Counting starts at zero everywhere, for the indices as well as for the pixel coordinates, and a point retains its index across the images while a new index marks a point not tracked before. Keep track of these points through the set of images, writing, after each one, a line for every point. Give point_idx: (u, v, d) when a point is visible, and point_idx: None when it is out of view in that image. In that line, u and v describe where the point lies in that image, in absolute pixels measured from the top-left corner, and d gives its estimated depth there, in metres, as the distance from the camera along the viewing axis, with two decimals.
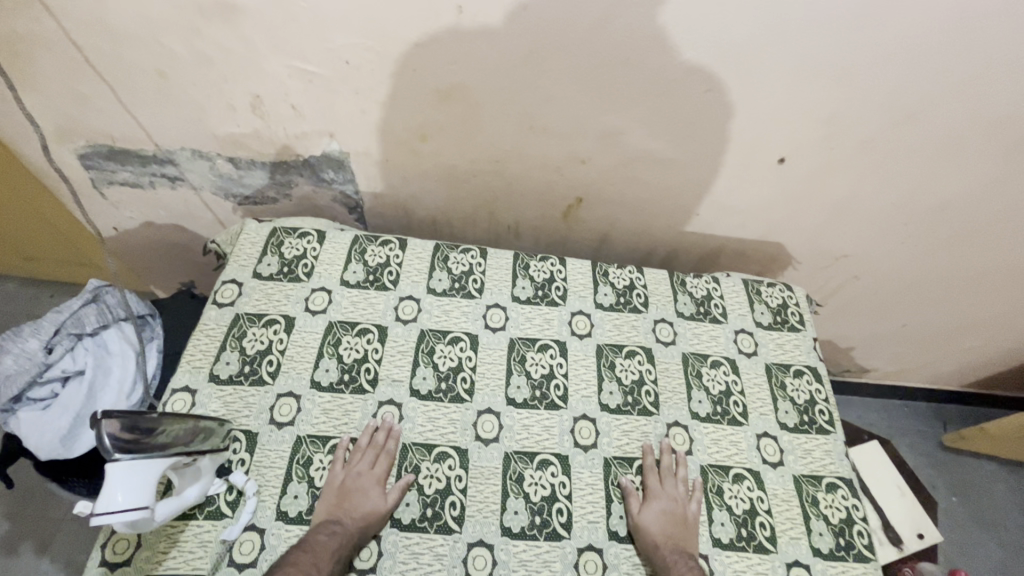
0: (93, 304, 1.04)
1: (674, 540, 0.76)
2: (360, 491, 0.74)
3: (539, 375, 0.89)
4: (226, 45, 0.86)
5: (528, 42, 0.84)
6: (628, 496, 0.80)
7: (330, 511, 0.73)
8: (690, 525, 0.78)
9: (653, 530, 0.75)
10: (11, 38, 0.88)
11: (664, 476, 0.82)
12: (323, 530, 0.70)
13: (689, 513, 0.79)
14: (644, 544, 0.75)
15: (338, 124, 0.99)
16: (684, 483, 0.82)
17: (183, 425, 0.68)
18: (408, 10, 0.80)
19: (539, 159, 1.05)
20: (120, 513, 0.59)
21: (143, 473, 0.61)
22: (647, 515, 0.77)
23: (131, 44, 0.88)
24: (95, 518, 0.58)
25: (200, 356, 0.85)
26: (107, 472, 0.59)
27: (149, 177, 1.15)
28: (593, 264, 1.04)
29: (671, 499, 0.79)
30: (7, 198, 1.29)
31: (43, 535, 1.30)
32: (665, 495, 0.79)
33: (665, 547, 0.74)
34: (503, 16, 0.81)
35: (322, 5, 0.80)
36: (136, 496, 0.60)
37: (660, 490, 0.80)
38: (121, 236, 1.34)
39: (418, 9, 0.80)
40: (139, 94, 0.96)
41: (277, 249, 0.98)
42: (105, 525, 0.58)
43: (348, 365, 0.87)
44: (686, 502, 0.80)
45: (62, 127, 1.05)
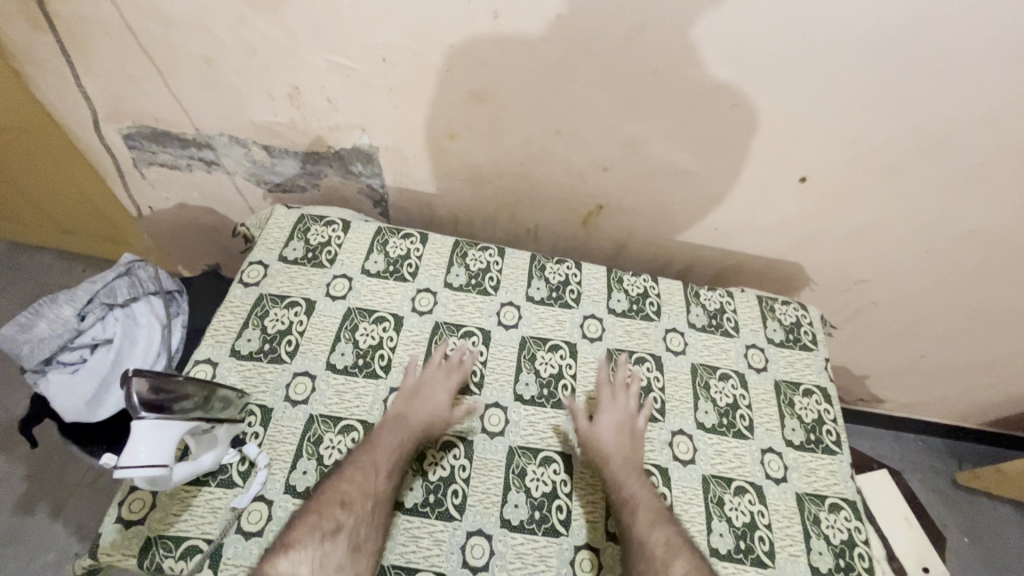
0: (126, 278, 1.10)
1: (625, 448, 0.83)
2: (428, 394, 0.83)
3: (548, 373, 0.91)
4: (272, 36, 0.90)
5: (560, 48, 0.87)
6: (577, 416, 0.86)
7: (402, 406, 0.82)
8: (637, 435, 0.85)
9: (606, 440, 0.82)
10: (73, 19, 0.93)
11: (617, 391, 0.89)
12: (386, 428, 0.79)
13: (637, 423, 0.86)
14: (596, 456, 0.81)
15: (371, 119, 1.03)
16: (635, 397, 0.89)
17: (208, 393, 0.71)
18: (448, 11, 0.83)
19: (561, 165, 1.07)
20: (143, 469, 0.62)
21: (166, 433, 0.64)
22: (596, 427, 0.84)
23: (182, 32, 0.92)
24: (119, 470, 0.61)
25: (224, 331, 0.89)
26: (133, 429, 0.62)
27: (187, 160, 1.21)
28: (609, 270, 1.05)
29: (622, 411, 0.86)
30: (56, 169, 1.36)
31: (58, 496, 1.36)
32: (616, 408, 0.86)
33: (616, 459, 0.81)
34: (539, 23, 0.83)
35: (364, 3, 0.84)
36: (158, 454, 0.63)
37: (610, 405, 0.86)
38: (156, 214, 1.40)
39: (457, 11, 0.83)
40: (185, 80, 1.01)
41: (303, 235, 1.01)
42: (127, 478, 0.61)
43: (363, 351, 0.89)
44: (636, 415, 0.87)
45: (111, 106, 1.11)
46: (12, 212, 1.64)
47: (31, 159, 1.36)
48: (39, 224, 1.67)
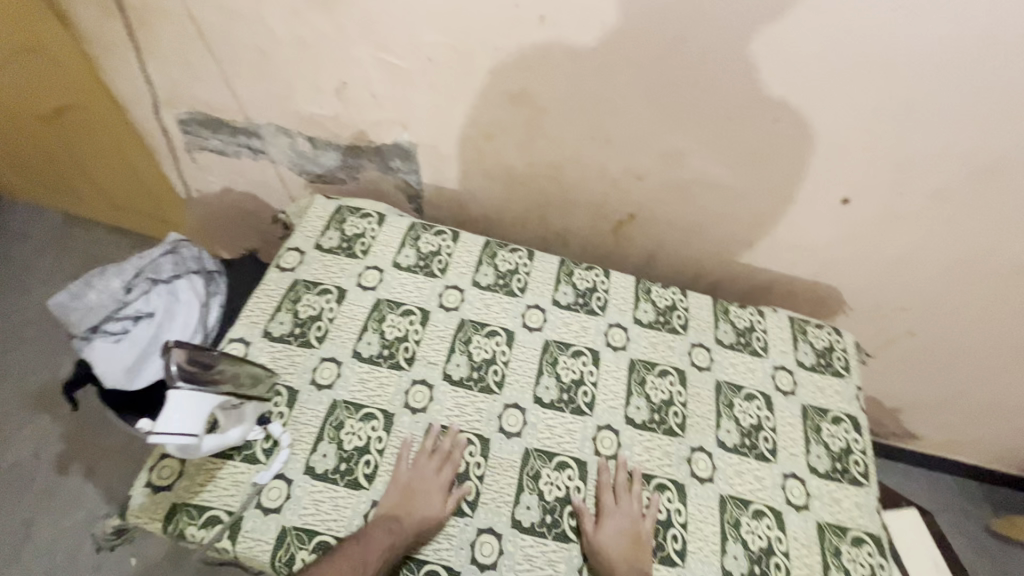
0: (171, 255, 1.16)
1: (629, 559, 0.75)
2: (420, 491, 0.76)
3: (568, 379, 0.91)
4: (323, 31, 0.94)
5: (603, 55, 0.87)
6: (582, 516, 0.78)
7: (392, 506, 0.75)
8: (643, 540, 0.77)
9: (610, 550, 0.74)
10: (142, 8, 0.99)
11: (619, 492, 0.81)
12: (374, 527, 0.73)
13: (643, 527, 0.78)
14: (600, 564, 0.74)
15: (412, 116, 1.05)
16: (639, 499, 0.81)
17: (238, 368, 0.75)
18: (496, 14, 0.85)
19: (596, 172, 1.07)
20: (176, 436, 0.65)
21: (199, 404, 0.67)
22: (602, 536, 0.75)
23: (240, 24, 0.96)
24: (154, 435, 0.64)
25: (259, 312, 0.92)
26: (170, 397, 0.65)
27: (235, 147, 1.26)
28: (637, 280, 1.05)
29: (627, 516, 0.78)
30: (118, 146, 1.45)
31: (93, 458, 1.54)
32: (621, 513, 0.78)
33: (620, 567, 0.74)
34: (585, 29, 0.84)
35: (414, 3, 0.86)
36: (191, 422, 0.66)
37: (614, 508, 0.78)
38: (202, 197, 1.46)
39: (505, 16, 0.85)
40: (240, 70, 1.06)
41: (340, 225, 1.04)
42: (161, 444, 0.64)
43: (388, 342, 0.91)
44: (641, 518, 0.79)
45: (170, 92, 1.17)
46: (79, 177, 1.77)
47: (98, 133, 1.45)
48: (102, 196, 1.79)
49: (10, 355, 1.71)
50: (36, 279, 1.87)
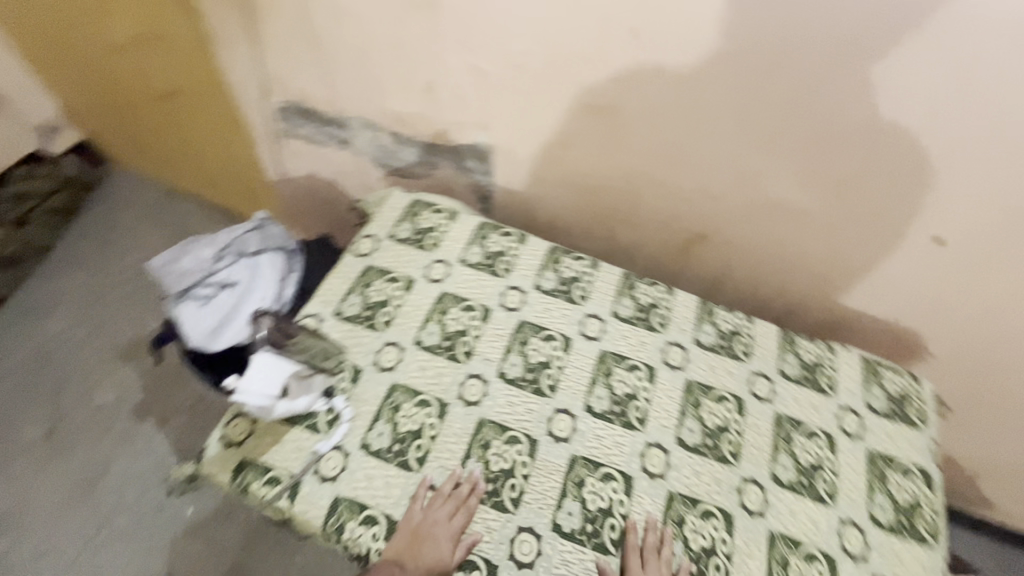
0: (257, 232, 1.26)
1: None
2: (429, 539, 0.74)
3: (622, 392, 0.90)
4: (420, 34, 0.98)
5: (693, 70, 0.87)
6: None
7: (401, 548, 0.74)
8: None
9: None
10: (260, 4, 1.08)
11: (648, 557, 0.76)
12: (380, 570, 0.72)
13: None
14: None
15: (492, 119, 1.08)
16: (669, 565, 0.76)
17: (313, 343, 0.86)
18: (588, 25, 0.87)
19: (669, 188, 1.06)
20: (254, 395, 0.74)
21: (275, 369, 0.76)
22: None
23: (345, 23, 1.03)
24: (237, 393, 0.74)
25: (332, 292, 0.97)
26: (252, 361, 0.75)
27: (323, 137, 1.34)
28: (701, 301, 1.03)
29: None
30: (218, 130, 1.59)
31: (167, 410, 1.72)
32: None
33: None
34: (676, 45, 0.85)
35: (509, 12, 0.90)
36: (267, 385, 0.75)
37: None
38: (286, 181, 1.57)
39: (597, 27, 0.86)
40: (338, 66, 1.13)
41: (413, 218, 1.08)
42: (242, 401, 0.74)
43: (449, 334, 0.94)
44: None
45: (271, 82, 1.26)
46: (182, 153, 1.95)
47: (203, 117, 1.60)
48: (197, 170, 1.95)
49: (109, 308, 1.92)
50: (136, 243, 2.08)
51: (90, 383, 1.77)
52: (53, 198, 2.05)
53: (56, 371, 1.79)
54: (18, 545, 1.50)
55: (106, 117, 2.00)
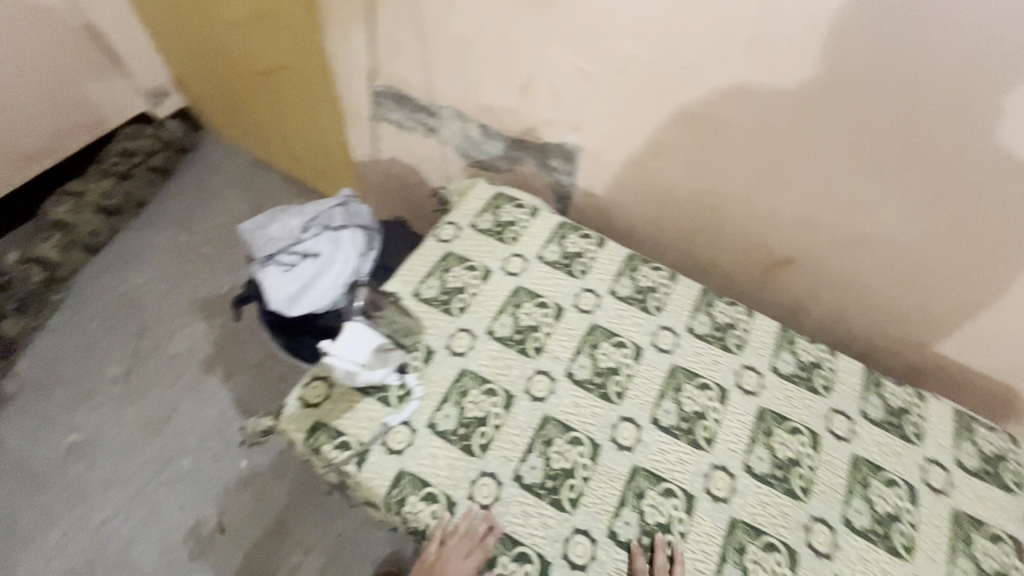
0: (341, 207, 1.30)
1: None
2: None
3: (690, 409, 0.88)
4: (528, 31, 0.99)
5: (810, 89, 0.84)
6: None
7: None
8: None
9: None
10: None
11: None
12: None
13: None
14: None
15: (585, 122, 1.08)
16: None
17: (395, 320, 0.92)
18: (705, 34, 0.85)
19: (759, 207, 1.03)
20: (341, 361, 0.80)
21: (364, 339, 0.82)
22: None
23: (455, 15, 1.06)
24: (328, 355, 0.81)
25: (412, 274, 1.00)
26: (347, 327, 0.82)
27: (413, 124, 1.38)
28: (782, 328, 0.99)
29: None
30: (317, 102, 1.65)
31: (232, 366, 1.83)
32: None
33: None
34: (796, 62, 0.82)
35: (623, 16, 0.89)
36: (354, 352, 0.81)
37: None
38: (369, 162, 1.63)
39: (714, 37, 0.84)
40: (440, 56, 1.16)
41: (495, 211, 1.10)
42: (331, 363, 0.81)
43: (521, 328, 0.95)
44: None
45: (373, 67, 1.31)
46: (274, 126, 2.06)
47: (304, 90, 1.67)
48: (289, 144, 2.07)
49: (191, 265, 2.06)
50: (221, 206, 2.22)
51: (167, 332, 1.90)
52: (153, 158, 2.20)
53: (138, 317, 1.92)
54: (91, 472, 1.62)
55: (209, 87, 2.13)
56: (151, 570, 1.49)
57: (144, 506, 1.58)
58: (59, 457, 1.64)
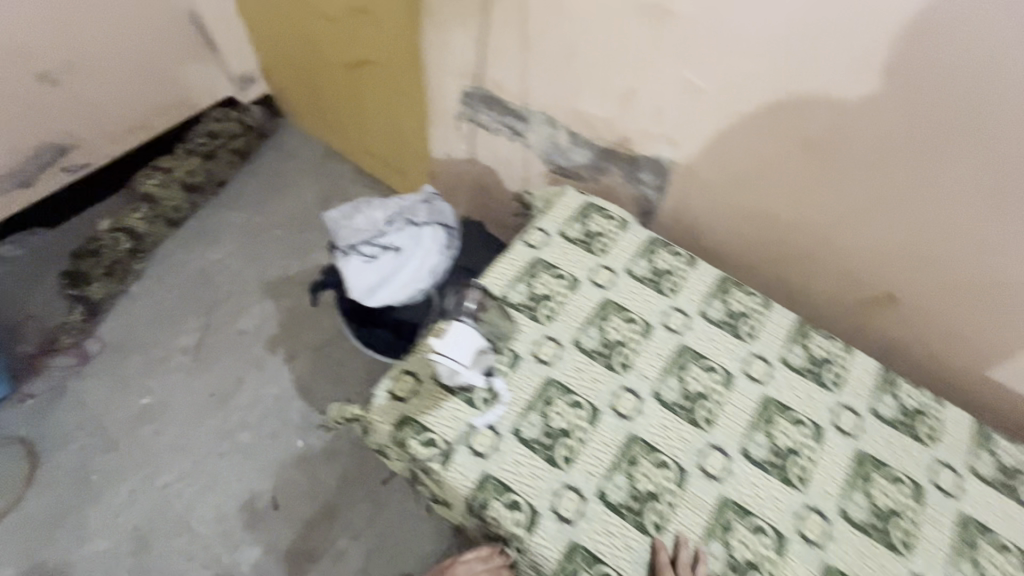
0: (425, 204, 1.31)
1: None
2: None
3: (783, 445, 0.85)
4: (640, 42, 0.98)
5: (953, 124, 0.80)
6: None
7: None
8: None
9: None
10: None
11: None
12: None
13: None
14: None
15: (686, 137, 1.06)
16: None
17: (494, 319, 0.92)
18: (840, 57, 0.82)
19: (867, 238, 0.99)
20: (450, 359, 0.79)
21: (471, 338, 0.82)
22: None
23: (564, 23, 1.05)
24: (436, 353, 0.79)
25: (500, 277, 0.99)
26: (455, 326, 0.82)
27: (499, 126, 1.39)
28: (883, 368, 0.94)
29: None
30: (406, 96, 1.68)
31: (294, 347, 1.88)
32: None
33: None
34: (944, 92, 0.77)
35: (749, 34, 0.86)
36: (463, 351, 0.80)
37: None
38: (447, 161, 1.65)
39: (851, 61, 0.81)
40: (541, 61, 1.16)
41: (584, 220, 1.08)
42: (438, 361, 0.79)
43: (608, 342, 0.93)
44: None
45: (467, 68, 1.32)
46: (353, 118, 2.11)
47: (394, 83, 1.71)
48: (367, 137, 2.13)
49: (262, 246, 2.14)
50: (293, 192, 2.29)
51: (236, 309, 1.97)
52: (235, 141, 2.27)
53: (211, 292, 2.01)
54: (159, 436, 1.70)
55: (293, 76, 2.21)
56: (208, 536, 1.55)
57: (205, 474, 1.65)
58: (131, 419, 1.73)
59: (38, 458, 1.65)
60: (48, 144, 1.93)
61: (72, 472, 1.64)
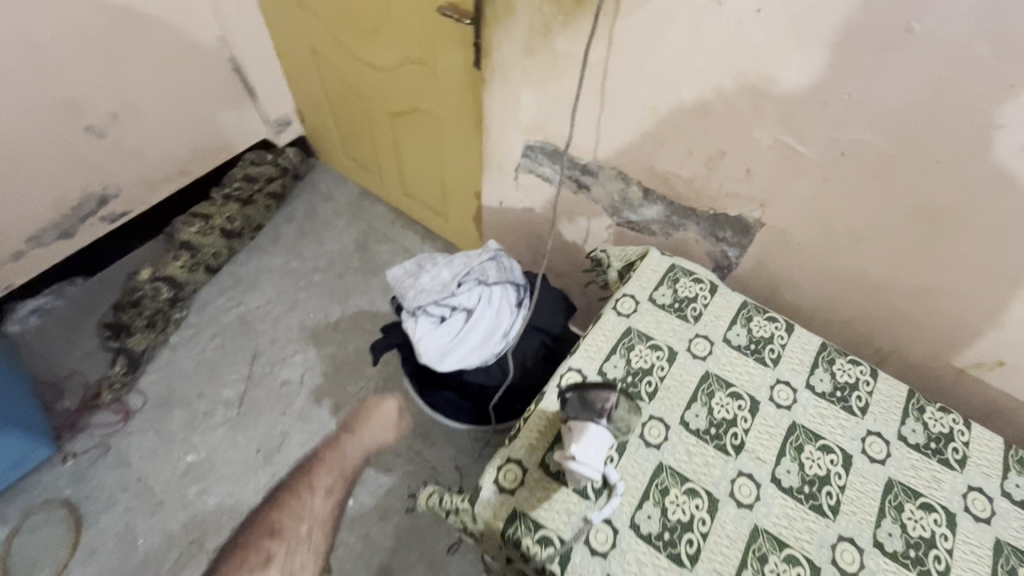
0: (494, 262, 1.27)
1: None
2: None
3: (917, 534, 0.80)
4: (735, 106, 0.94)
5: None
6: None
7: None
8: None
9: None
10: (560, 56, 1.10)
11: None
12: None
13: None
14: None
15: (776, 199, 1.03)
16: None
17: None
18: (967, 131, 0.76)
19: (979, 306, 0.93)
20: (591, 469, 0.74)
21: (604, 441, 0.77)
22: None
23: (648, 87, 1.02)
24: (575, 462, 0.74)
25: (595, 350, 0.95)
26: (592, 428, 0.77)
27: (564, 179, 1.36)
28: (1005, 444, 0.90)
29: None
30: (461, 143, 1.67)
31: (339, 398, 1.84)
32: None
33: None
34: None
35: (862, 105, 0.82)
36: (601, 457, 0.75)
37: None
38: (500, 209, 1.62)
39: (979, 136, 0.75)
40: (618, 120, 1.13)
41: (672, 284, 1.05)
42: (578, 472, 0.74)
43: (716, 420, 0.89)
44: None
45: (534, 123, 1.29)
46: (393, 161, 2.09)
47: (446, 129, 1.71)
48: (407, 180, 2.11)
49: (302, 290, 2.11)
50: (329, 234, 2.27)
51: (279, 357, 1.93)
52: (272, 183, 2.26)
53: (252, 340, 1.97)
54: (206, 496, 1.65)
55: (330, 120, 2.20)
56: None
57: (255, 536, 1.59)
58: (176, 478, 1.67)
59: (84, 521, 1.60)
60: (89, 195, 1.91)
61: (119, 536, 1.58)
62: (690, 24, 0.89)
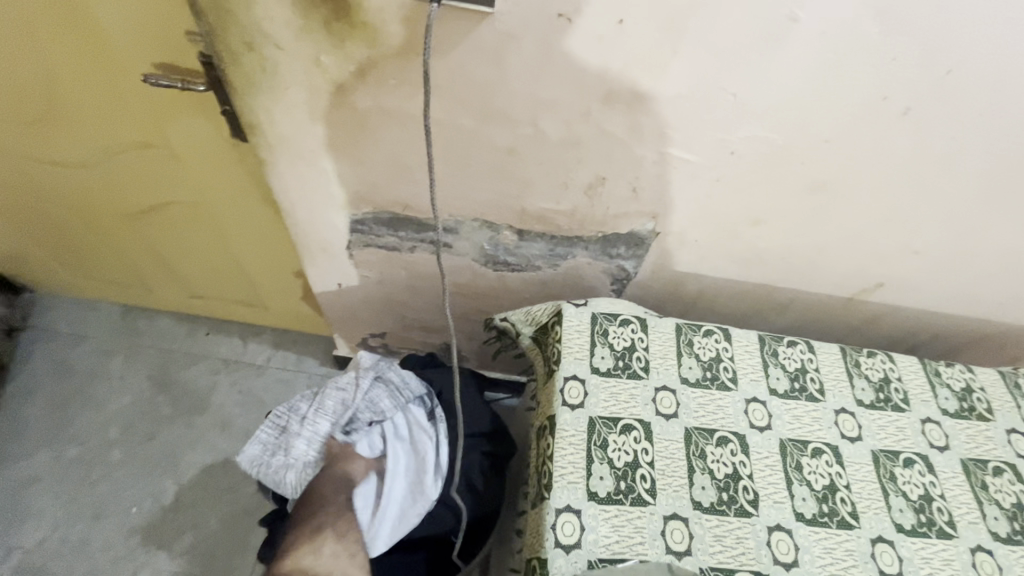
0: (381, 385, 1.02)
1: None
2: None
3: (916, 496, 0.82)
4: (609, 129, 0.78)
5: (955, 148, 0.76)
6: None
7: None
8: None
9: None
10: (368, 113, 0.81)
11: None
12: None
13: None
14: None
15: (668, 207, 0.92)
16: None
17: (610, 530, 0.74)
18: (848, 109, 0.72)
19: (862, 246, 0.96)
20: None
21: None
22: None
23: (499, 129, 0.80)
24: None
25: (573, 470, 0.77)
26: None
27: (415, 244, 1.08)
28: (921, 361, 0.97)
29: None
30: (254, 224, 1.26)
31: None
32: None
33: None
34: (949, 120, 0.72)
35: (748, 102, 0.72)
36: None
37: None
38: (340, 292, 1.26)
39: (863, 110, 0.72)
40: (469, 170, 0.89)
41: (604, 339, 0.89)
42: None
43: (722, 482, 0.79)
44: None
45: (356, 194, 0.97)
46: (157, 268, 1.54)
47: (222, 217, 1.26)
48: (187, 282, 1.58)
49: (99, 486, 1.48)
50: (103, 390, 1.61)
51: None
52: None
53: None
54: None
55: (28, 243, 1.50)
56: None
57: None
58: None
59: None
60: None
61: None
62: (538, 48, 0.68)
